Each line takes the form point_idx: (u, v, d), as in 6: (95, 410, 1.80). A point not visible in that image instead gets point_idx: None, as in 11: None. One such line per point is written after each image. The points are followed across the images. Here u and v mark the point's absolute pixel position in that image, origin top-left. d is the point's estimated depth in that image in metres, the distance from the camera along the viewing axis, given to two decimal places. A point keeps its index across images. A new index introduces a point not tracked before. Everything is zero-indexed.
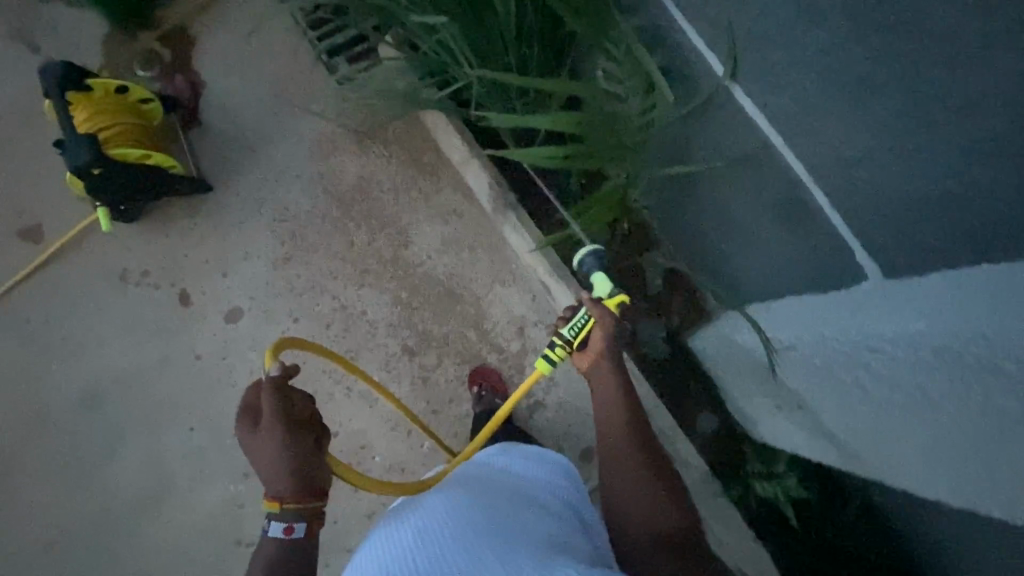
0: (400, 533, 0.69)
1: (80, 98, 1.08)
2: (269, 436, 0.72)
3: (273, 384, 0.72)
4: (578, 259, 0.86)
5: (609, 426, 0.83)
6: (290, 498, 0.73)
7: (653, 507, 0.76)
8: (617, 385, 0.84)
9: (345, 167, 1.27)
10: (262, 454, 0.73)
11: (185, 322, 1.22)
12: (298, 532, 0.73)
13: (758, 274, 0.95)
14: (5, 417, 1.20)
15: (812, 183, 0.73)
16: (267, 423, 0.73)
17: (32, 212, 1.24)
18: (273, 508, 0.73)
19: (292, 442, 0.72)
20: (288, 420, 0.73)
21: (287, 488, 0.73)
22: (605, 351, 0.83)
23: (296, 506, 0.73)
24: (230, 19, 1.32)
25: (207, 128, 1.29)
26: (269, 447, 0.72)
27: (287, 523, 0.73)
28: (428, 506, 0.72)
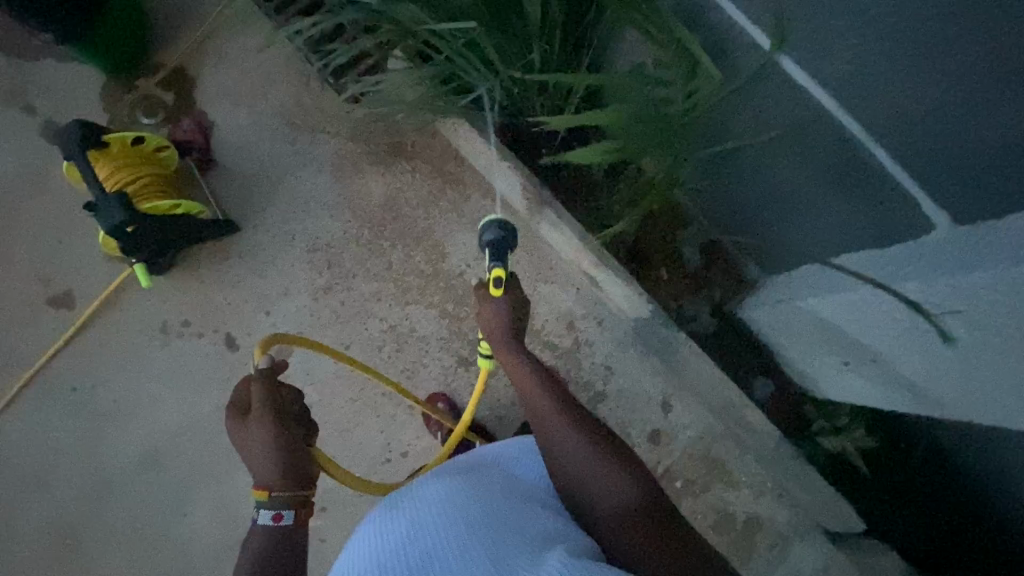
0: (392, 528, 0.72)
1: (99, 156, 1.06)
2: (256, 427, 0.70)
3: (260, 376, 0.70)
4: (484, 225, 0.89)
5: (532, 415, 0.79)
6: (277, 486, 0.71)
7: (608, 484, 0.72)
8: (522, 368, 0.81)
9: (370, 188, 1.26)
10: (250, 445, 0.71)
11: (234, 366, 1.20)
12: (286, 519, 0.71)
13: (806, 237, 0.96)
14: (68, 487, 1.18)
15: (871, 143, 0.73)
16: (255, 415, 0.71)
17: (61, 278, 1.22)
18: (262, 495, 0.71)
19: (278, 434, 0.70)
20: (275, 413, 0.71)
21: (273, 477, 0.71)
22: (498, 336, 0.83)
23: (283, 494, 0.71)
24: (228, 53, 1.29)
25: (224, 168, 1.26)
26: (257, 437, 0.70)
27: (275, 510, 0.71)
28: (422, 496, 0.75)
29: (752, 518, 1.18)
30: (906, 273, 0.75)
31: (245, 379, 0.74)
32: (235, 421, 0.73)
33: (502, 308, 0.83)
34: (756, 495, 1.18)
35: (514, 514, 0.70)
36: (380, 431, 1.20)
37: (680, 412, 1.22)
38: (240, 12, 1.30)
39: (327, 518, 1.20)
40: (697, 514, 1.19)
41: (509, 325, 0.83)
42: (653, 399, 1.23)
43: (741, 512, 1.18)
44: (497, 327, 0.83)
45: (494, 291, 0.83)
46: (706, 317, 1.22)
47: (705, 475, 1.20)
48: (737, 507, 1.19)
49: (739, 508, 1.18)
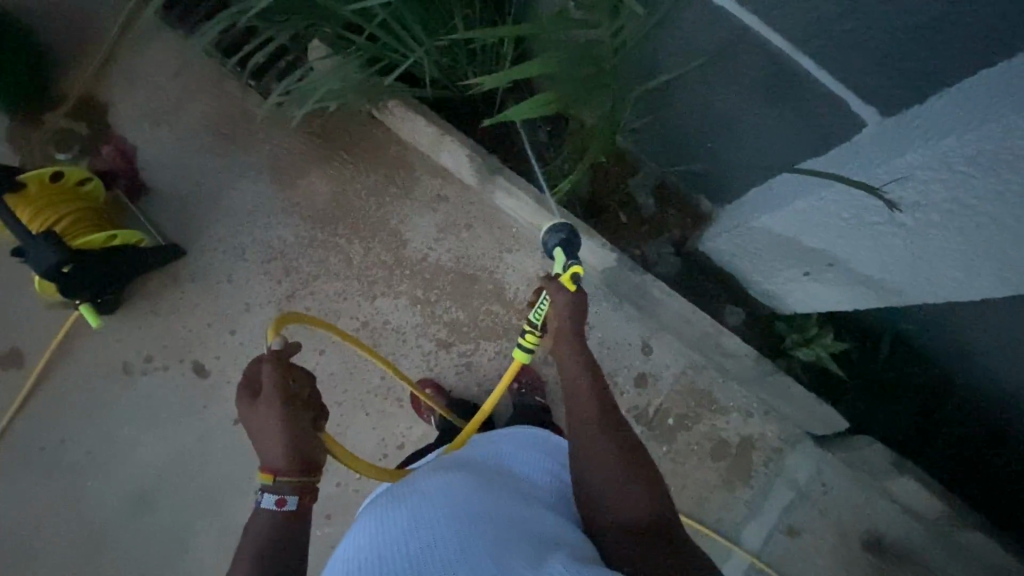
0: (392, 519, 0.68)
1: (15, 200, 0.99)
2: (263, 408, 0.67)
3: (272, 355, 0.67)
4: (545, 233, 0.84)
5: (581, 415, 0.77)
6: (283, 470, 0.68)
7: (633, 495, 0.70)
8: (585, 371, 0.80)
9: (315, 187, 1.22)
10: (256, 425, 0.68)
11: (208, 392, 1.16)
12: (290, 504, 0.69)
13: (750, 159, 0.98)
14: (56, 547, 1.13)
15: (796, 53, 0.75)
16: (263, 395, 0.68)
17: (4, 335, 1.15)
18: (266, 478, 0.68)
19: (287, 418, 0.67)
20: (284, 395, 0.67)
21: (279, 460, 0.68)
22: (566, 327, 0.80)
23: (288, 479, 0.68)
24: (137, 71, 1.22)
25: (157, 192, 1.21)
26: (264, 418, 0.68)
27: (279, 495, 0.68)
28: (427, 490, 0.72)
29: (744, 439, 1.22)
30: (845, 169, 0.76)
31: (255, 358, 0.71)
32: (243, 400, 0.70)
33: (572, 307, 0.78)
34: (744, 417, 1.23)
35: (516, 513, 0.68)
36: (372, 428, 1.19)
37: (661, 353, 1.25)
38: (142, 26, 1.23)
39: (335, 523, 1.18)
40: (693, 446, 1.23)
41: (579, 323, 0.80)
42: (633, 344, 1.25)
43: (734, 436, 1.22)
44: (563, 323, 0.79)
45: (569, 286, 0.78)
46: (669, 258, 1.25)
47: (695, 408, 1.24)
48: (729, 432, 1.23)
49: (731, 432, 1.23)
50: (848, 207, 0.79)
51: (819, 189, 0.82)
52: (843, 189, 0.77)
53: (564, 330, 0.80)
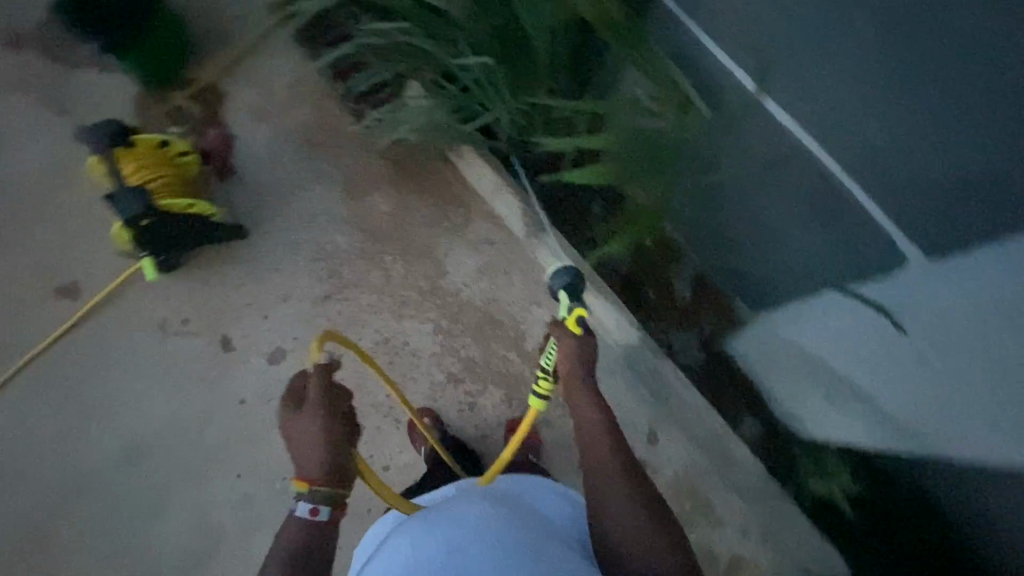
0: (427, 543, 0.65)
1: (126, 154, 1.11)
2: (307, 414, 0.67)
3: (321, 362, 0.68)
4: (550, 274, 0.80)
5: (591, 461, 0.72)
6: (319, 479, 0.65)
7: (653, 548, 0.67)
8: (596, 417, 0.73)
9: (377, 204, 1.32)
10: (298, 434, 0.67)
11: (227, 366, 1.22)
12: (322, 514, 0.65)
13: (785, 271, 1.01)
14: (45, 479, 1.17)
15: (847, 179, 0.77)
16: (309, 403, 0.68)
17: (70, 270, 1.26)
18: (301, 486, 0.66)
19: (330, 424, 0.67)
20: (331, 404, 0.67)
21: (317, 469, 0.66)
22: (573, 373, 0.75)
23: (322, 487, 0.66)
24: (257, 75, 1.39)
25: (241, 177, 1.33)
26: (305, 424, 0.67)
27: (312, 502, 0.65)
28: (457, 514, 0.69)
29: (735, 560, 1.14)
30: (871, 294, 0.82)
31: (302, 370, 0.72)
32: (286, 408, 0.70)
33: (581, 349, 0.74)
34: (740, 534, 1.13)
35: (552, 553, 0.67)
36: (364, 442, 1.19)
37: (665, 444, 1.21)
38: (273, 40, 1.41)
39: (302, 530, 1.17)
40: None
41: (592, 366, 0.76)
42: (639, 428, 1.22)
43: (725, 551, 1.14)
44: (569, 368, 0.75)
45: (574, 329, 0.75)
46: (694, 352, 1.25)
47: (690, 513, 1.15)
48: (721, 547, 1.14)
49: (723, 549, 1.14)
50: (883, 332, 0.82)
51: (863, 309, 0.85)
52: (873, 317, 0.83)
53: (573, 371, 0.75)
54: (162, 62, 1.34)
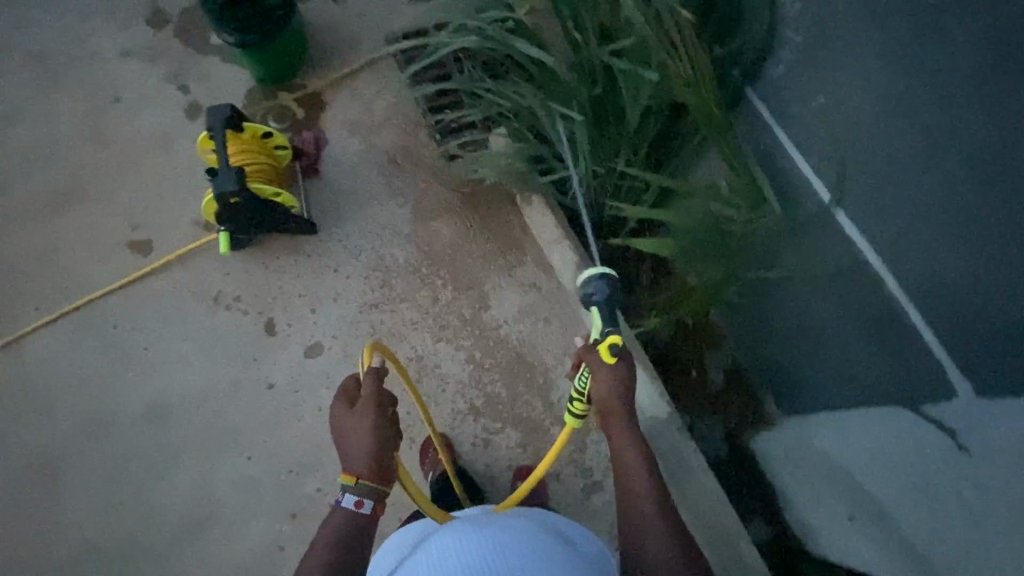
0: (472, 540, 0.67)
1: (230, 136, 1.21)
2: (360, 415, 0.79)
3: (373, 372, 0.81)
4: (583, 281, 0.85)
5: (625, 486, 0.79)
6: (365, 474, 0.77)
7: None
8: (632, 447, 0.81)
9: (441, 230, 1.39)
10: (350, 431, 0.79)
11: (265, 349, 1.26)
12: (365, 507, 0.76)
13: (828, 378, 1.02)
14: (72, 418, 1.22)
15: (908, 303, 0.80)
16: (360, 403, 0.80)
17: (147, 228, 1.34)
18: (350, 480, 0.77)
19: (378, 427, 0.78)
20: (379, 405, 0.79)
21: (364, 465, 0.77)
22: (613, 405, 0.81)
23: (368, 483, 0.77)
24: (361, 92, 1.51)
25: (323, 179, 1.42)
26: (358, 425, 0.79)
27: (358, 496, 0.76)
28: (500, 523, 0.72)
29: None
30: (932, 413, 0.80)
31: (355, 375, 0.85)
32: (342, 407, 0.82)
33: (619, 380, 0.80)
34: None
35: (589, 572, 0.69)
36: None
37: None
38: (380, 65, 1.54)
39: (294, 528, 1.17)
40: None
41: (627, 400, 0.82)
42: None
43: None
44: (609, 399, 0.81)
45: (606, 355, 0.80)
46: (715, 440, 1.25)
47: None
48: None
49: None
50: (931, 459, 0.78)
51: (912, 428, 0.83)
52: (919, 432, 0.81)
53: (612, 402, 0.81)
54: (288, 46, 1.44)
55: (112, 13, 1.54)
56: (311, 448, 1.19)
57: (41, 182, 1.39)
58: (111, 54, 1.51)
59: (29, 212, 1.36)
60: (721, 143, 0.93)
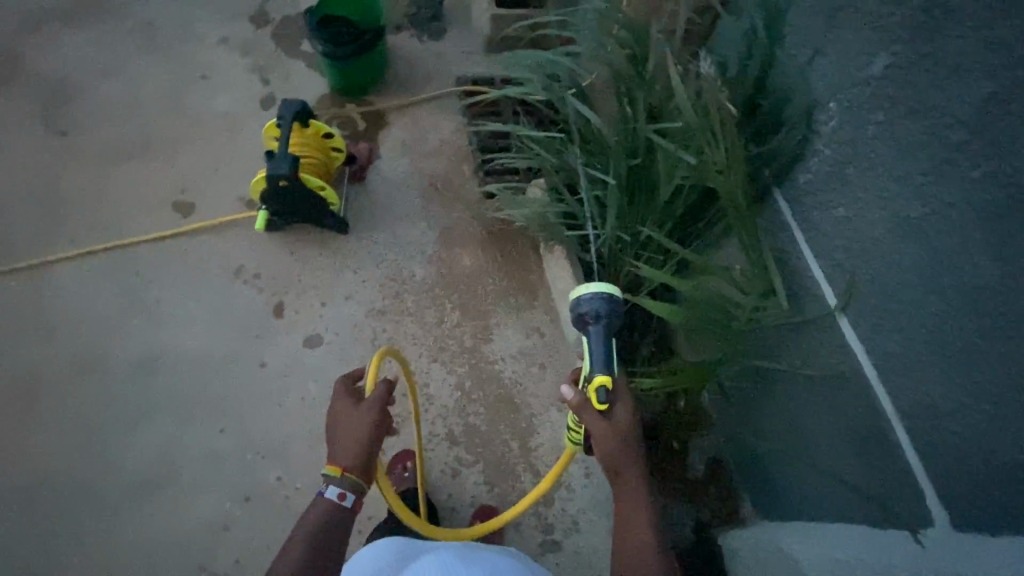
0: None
1: (296, 128, 1.30)
2: (361, 414, 0.89)
3: (385, 376, 0.91)
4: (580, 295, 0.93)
5: (627, 513, 0.88)
6: (351, 469, 0.86)
7: None
8: (635, 482, 0.91)
9: (462, 258, 1.44)
10: (346, 428, 0.89)
11: (268, 329, 1.29)
12: (346, 500, 0.85)
13: (809, 486, 1.01)
14: (66, 351, 1.24)
15: (896, 420, 0.81)
16: (363, 402, 0.90)
17: (194, 193, 1.42)
18: (335, 472, 0.86)
19: (374, 427, 0.88)
20: (380, 407, 0.90)
21: (352, 460, 0.87)
22: (620, 443, 0.90)
23: (351, 478, 0.86)
24: (421, 121, 1.63)
25: (366, 187, 1.51)
26: (357, 422, 0.89)
27: (342, 489, 0.85)
28: (488, 559, 0.74)
29: None
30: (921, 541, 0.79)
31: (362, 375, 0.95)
32: (345, 402, 0.92)
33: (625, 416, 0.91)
34: None
35: None
36: None
37: None
38: (445, 101, 1.66)
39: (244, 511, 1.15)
40: None
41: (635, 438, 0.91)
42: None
43: None
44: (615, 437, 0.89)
45: (598, 391, 0.88)
46: (684, 529, 1.22)
47: None
48: None
49: None
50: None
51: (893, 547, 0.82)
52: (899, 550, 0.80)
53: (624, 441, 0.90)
54: (365, 67, 1.58)
55: (222, 6, 1.72)
56: (284, 434, 1.19)
57: (113, 132, 1.49)
58: (211, 39, 1.66)
59: (93, 155, 1.46)
60: (741, 229, 0.99)
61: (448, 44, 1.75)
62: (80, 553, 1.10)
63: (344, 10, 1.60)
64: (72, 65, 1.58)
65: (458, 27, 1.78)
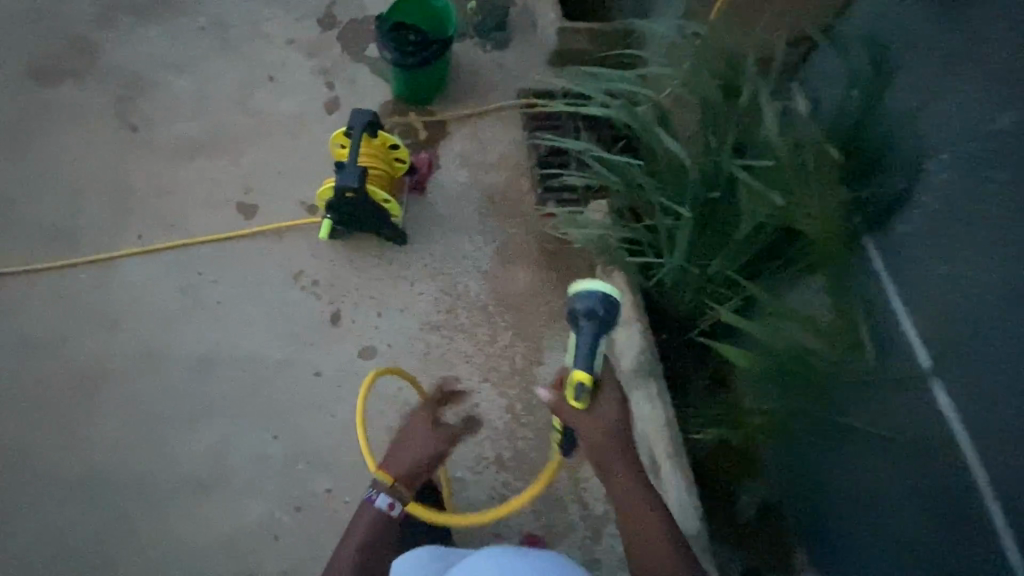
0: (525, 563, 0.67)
1: (364, 139, 1.30)
2: (426, 442, 0.98)
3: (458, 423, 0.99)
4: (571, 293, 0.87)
5: (630, 508, 0.91)
6: (401, 480, 0.96)
7: None
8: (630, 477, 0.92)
9: (517, 276, 1.42)
10: (407, 448, 0.98)
11: (323, 337, 1.29)
12: (394, 510, 0.94)
13: (879, 549, 0.98)
14: (129, 346, 1.27)
15: (993, 495, 0.81)
16: (429, 432, 0.99)
17: (257, 195, 1.44)
18: (386, 480, 0.95)
19: (432, 455, 0.97)
20: (443, 443, 0.98)
21: (402, 473, 0.96)
22: (614, 447, 0.91)
23: (400, 488, 0.95)
24: (481, 132, 1.61)
25: (425, 198, 1.50)
26: (419, 446, 0.98)
27: (391, 498, 0.94)
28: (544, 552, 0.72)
29: None
30: None
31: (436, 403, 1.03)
32: (418, 423, 1.00)
33: (614, 414, 0.90)
34: None
35: None
36: None
37: None
38: (506, 113, 1.64)
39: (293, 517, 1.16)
40: None
41: (622, 432, 0.91)
42: None
43: None
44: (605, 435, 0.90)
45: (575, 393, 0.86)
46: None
47: None
48: None
49: None
50: None
51: None
52: None
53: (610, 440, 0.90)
54: (432, 76, 1.57)
55: (290, 6, 1.72)
56: (335, 445, 1.19)
57: (182, 129, 1.52)
58: (279, 39, 1.67)
59: (162, 151, 1.48)
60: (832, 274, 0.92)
61: (512, 54, 1.72)
62: (134, 548, 1.12)
63: (411, 16, 1.60)
64: (143, 58, 1.60)
65: (523, 36, 1.75)
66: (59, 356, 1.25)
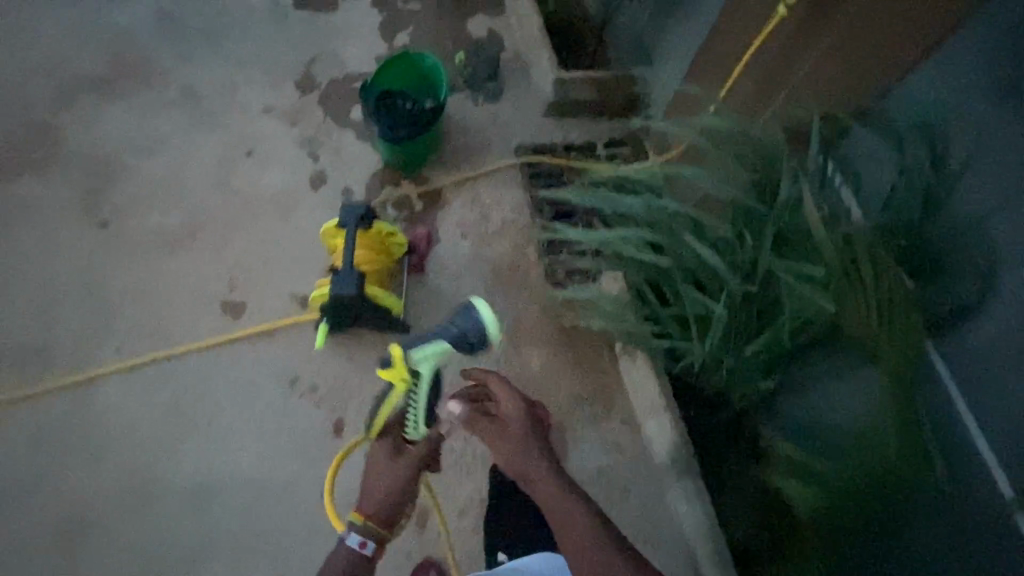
0: None
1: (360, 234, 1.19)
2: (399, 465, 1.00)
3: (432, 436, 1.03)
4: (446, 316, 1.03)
5: (547, 501, 0.88)
6: (373, 517, 0.96)
7: None
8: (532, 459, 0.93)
9: (531, 360, 1.32)
10: (381, 475, 0.99)
11: (328, 449, 1.19)
12: (366, 547, 0.94)
13: None
14: (118, 478, 1.16)
15: None
16: (403, 457, 1.00)
17: (245, 291, 1.32)
18: (357, 519, 0.96)
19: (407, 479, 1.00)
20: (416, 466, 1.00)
21: (375, 509, 0.97)
22: (497, 427, 0.98)
23: (371, 524, 0.96)
24: (480, 197, 1.50)
25: (426, 278, 1.40)
26: (394, 471, 1.00)
27: (362, 535, 0.95)
28: None
29: None
30: None
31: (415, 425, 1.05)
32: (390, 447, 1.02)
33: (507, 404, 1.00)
34: None
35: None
36: None
37: None
38: (505, 173, 1.53)
39: None
40: None
41: (519, 419, 0.97)
42: None
43: None
44: (507, 430, 0.96)
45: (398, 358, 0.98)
46: None
47: None
48: None
49: None
50: None
51: None
52: None
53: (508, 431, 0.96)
54: (428, 141, 1.45)
55: (264, 68, 1.59)
56: None
57: (157, 219, 1.40)
58: (255, 107, 1.54)
59: (137, 246, 1.36)
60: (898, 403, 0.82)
61: (507, 106, 1.61)
62: None
63: (393, 74, 1.48)
64: (110, 140, 1.47)
65: (517, 85, 1.63)
66: (40, 496, 1.14)
